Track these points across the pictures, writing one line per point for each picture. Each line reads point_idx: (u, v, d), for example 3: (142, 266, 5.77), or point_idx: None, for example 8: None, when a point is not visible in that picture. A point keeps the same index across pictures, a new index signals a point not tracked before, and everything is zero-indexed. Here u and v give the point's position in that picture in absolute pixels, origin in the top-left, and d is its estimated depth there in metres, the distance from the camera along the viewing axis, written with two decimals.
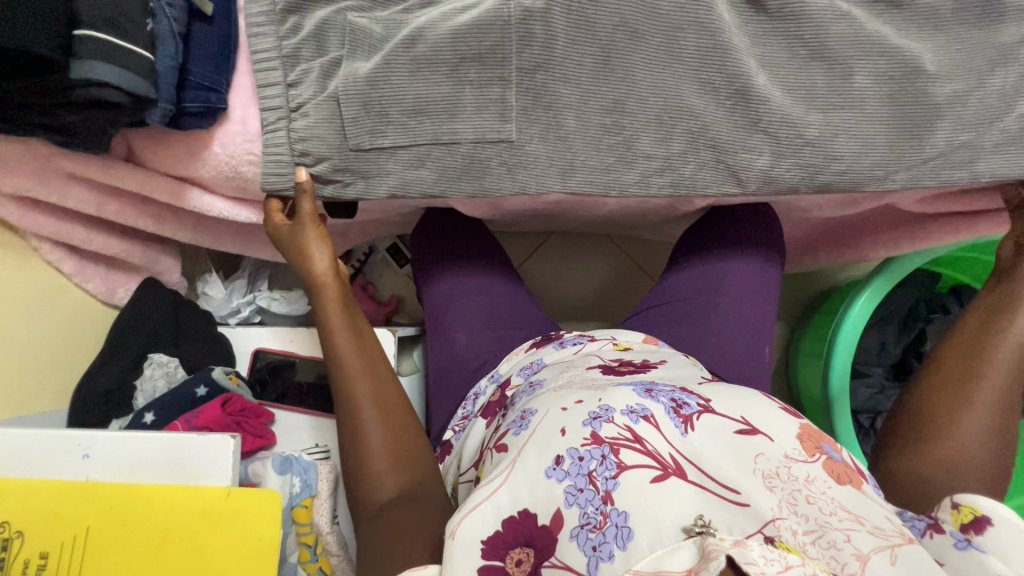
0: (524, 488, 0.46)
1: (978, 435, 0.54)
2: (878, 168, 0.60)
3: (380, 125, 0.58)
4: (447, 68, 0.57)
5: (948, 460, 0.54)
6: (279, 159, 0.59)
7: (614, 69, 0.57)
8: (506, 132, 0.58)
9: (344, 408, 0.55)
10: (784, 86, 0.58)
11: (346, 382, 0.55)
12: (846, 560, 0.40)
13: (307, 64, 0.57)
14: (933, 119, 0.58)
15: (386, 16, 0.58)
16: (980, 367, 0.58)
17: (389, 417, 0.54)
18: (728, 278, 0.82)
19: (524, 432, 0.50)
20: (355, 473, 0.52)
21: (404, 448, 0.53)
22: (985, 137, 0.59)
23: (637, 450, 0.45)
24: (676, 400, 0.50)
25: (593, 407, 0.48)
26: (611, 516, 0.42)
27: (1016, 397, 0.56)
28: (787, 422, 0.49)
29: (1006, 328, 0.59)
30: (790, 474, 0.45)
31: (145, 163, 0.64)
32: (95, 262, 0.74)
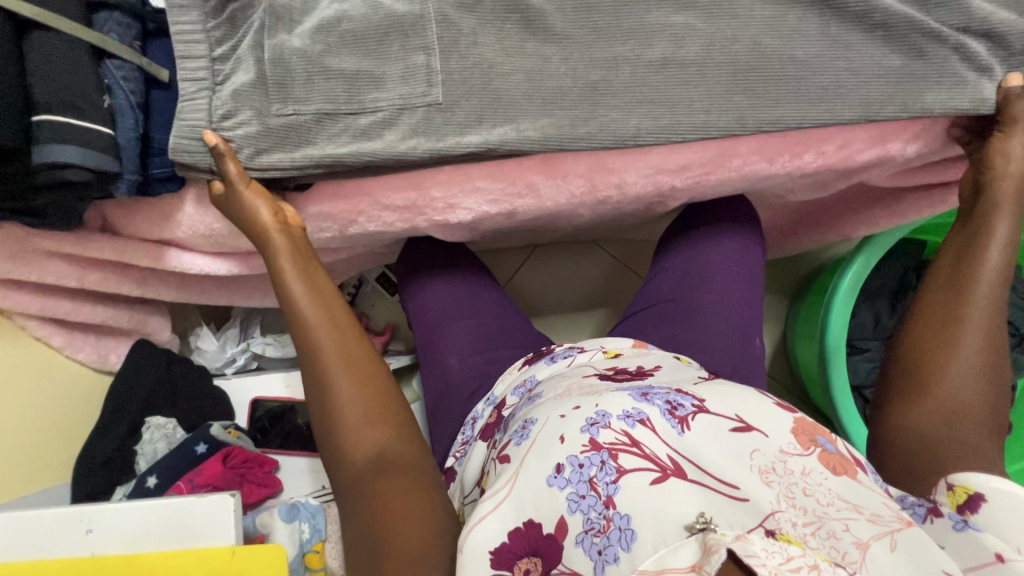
0: (528, 498, 0.45)
1: (970, 373, 0.52)
2: (869, 108, 0.57)
3: (317, 85, 0.58)
4: (371, 43, 0.58)
5: (952, 397, 0.51)
6: (195, 125, 0.56)
7: (567, 89, 0.58)
8: (434, 95, 0.58)
9: (313, 368, 0.54)
10: (743, 87, 0.57)
11: (314, 347, 0.54)
12: (846, 548, 0.40)
13: (240, 35, 0.58)
14: (918, 84, 0.56)
15: (311, 29, 0.58)
16: (968, 300, 0.55)
17: (359, 372, 0.53)
18: (713, 274, 0.81)
19: (525, 442, 0.49)
20: (334, 437, 0.51)
21: (376, 408, 0.52)
22: (960, 100, 0.56)
23: (635, 454, 0.45)
24: (672, 401, 0.49)
25: (589, 413, 0.48)
26: (615, 520, 0.42)
27: (1002, 324, 0.54)
28: (781, 418, 0.49)
29: (980, 258, 0.56)
30: (785, 469, 0.45)
31: (122, 231, 0.65)
32: (84, 332, 0.74)
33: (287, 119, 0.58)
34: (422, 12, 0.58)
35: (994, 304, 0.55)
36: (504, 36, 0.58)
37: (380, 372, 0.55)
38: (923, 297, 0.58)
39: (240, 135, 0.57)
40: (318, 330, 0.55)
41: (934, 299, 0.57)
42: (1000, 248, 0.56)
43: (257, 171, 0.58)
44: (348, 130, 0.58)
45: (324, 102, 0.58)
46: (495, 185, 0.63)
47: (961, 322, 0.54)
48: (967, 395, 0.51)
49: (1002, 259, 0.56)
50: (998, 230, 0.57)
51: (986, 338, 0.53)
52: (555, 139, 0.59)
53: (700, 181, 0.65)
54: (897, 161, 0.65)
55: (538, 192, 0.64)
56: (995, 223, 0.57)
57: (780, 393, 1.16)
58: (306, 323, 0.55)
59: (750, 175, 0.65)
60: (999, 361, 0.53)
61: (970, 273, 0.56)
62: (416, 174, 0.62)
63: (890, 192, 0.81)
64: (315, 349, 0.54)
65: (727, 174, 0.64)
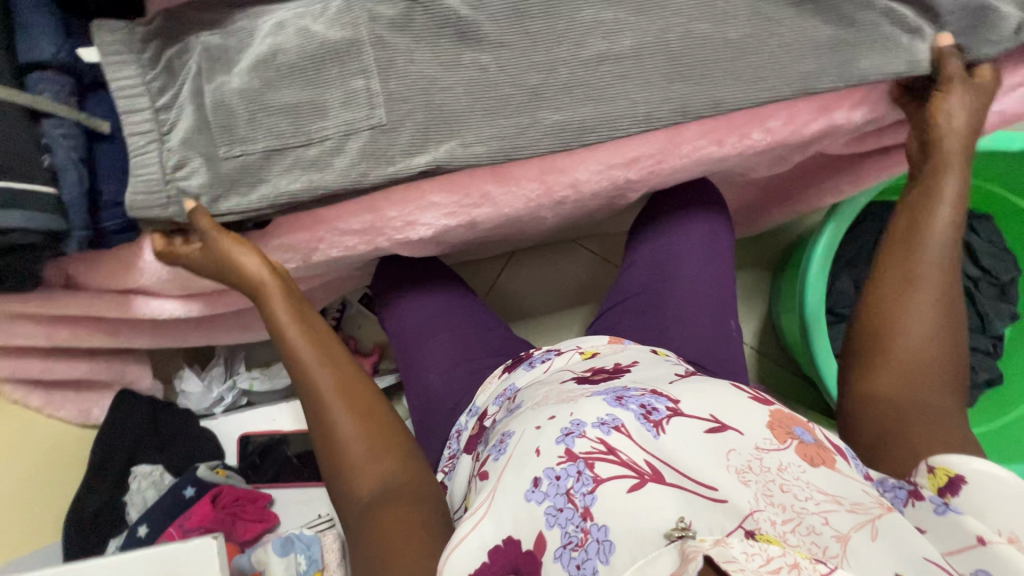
0: (506, 515, 0.45)
1: (928, 336, 0.53)
2: (807, 81, 0.57)
3: (261, 122, 0.58)
4: (310, 72, 0.58)
5: (912, 360, 0.52)
6: (149, 179, 0.56)
7: (509, 96, 0.58)
8: (378, 117, 0.58)
9: (314, 410, 0.55)
10: (680, 75, 0.57)
11: (312, 389, 0.55)
12: (827, 543, 0.40)
13: (180, 81, 0.58)
14: (854, 52, 0.56)
15: (249, 65, 0.58)
16: (918, 267, 0.55)
17: (358, 409, 0.55)
18: (682, 261, 0.81)
19: (502, 457, 0.49)
20: (340, 475, 0.52)
21: (379, 446, 0.53)
22: (895, 61, 0.56)
23: (612, 461, 0.44)
24: (646, 405, 0.48)
25: (564, 422, 0.47)
26: (592, 532, 0.42)
27: (954, 281, 0.55)
28: (757, 413, 0.49)
29: (929, 222, 0.56)
30: (762, 466, 0.45)
31: (84, 285, 0.65)
32: (62, 390, 0.74)
33: (237, 160, 0.58)
34: (356, 36, 0.58)
35: (945, 260, 0.55)
36: (440, 51, 0.58)
37: (381, 410, 0.56)
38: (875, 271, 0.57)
39: (195, 183, 0.57)
40: (316, 372, 0.56)
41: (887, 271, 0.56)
42: (950, 203, 0.56)
43: (218, 217, 0.59)
44: (298, 162, 0.58)
45: (271, 138, 0.58)
46: (450, 198, 0.63)
47: (915, 289, 0.54)
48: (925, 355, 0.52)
49: (952, 214, 0.56)
50: (948, 186, 0.57)
51: (939, 300, 0.54)
52: (501, 146, 0.59)
53: (653, 170, 0.65)
54: (848, 130, 0.65)
55: (494, 200, 0.64)
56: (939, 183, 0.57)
57: (771, 369, 1.16)
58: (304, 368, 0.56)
59: (702, 159, 0.65)
60: (954, 317, 0.54)
61: (921, 232, 0.56)
62: (370, 196, 0.62)
63: (850, 158, 0.81)
64: (314, 391, 0.55)
65: (678, 160, 0.64)
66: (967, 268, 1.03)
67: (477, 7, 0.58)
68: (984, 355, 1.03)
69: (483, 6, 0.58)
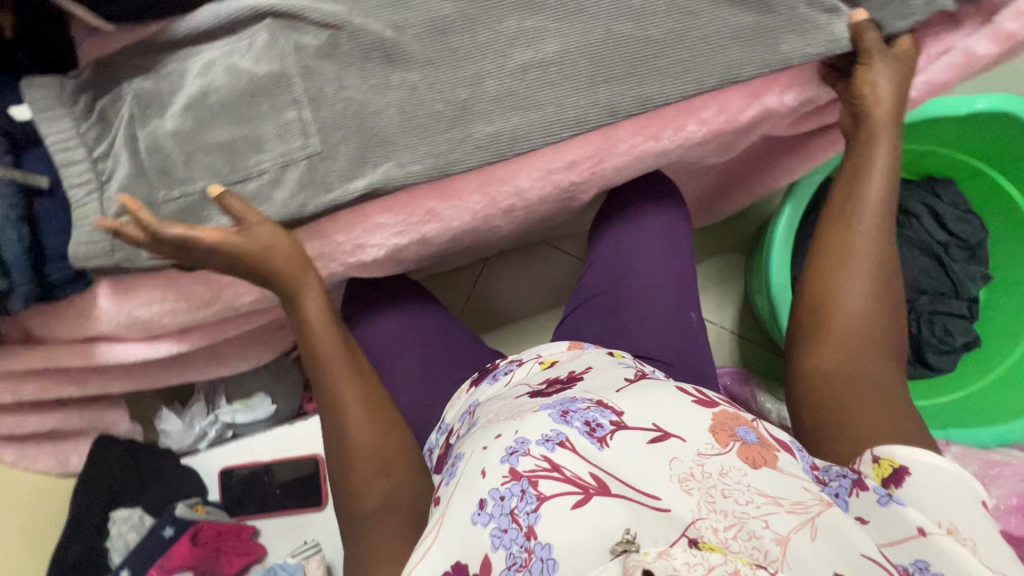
0: (454, 540, 0.45)
1: (865, 312, 0.54)
2: (731, 71, 0.57)
3: (198, 163, 0.58)
4: (242, 108, 0.59)
5: (853, 340, 0.53)
6: (90, 229, 0.57)
7: (440, 113, 0.59)
8: (313, 145, 0.59)
9: (329, 414, 0.56)
10: (605, 77, 0.58)
11: (329, 393, 0.56)
12: (768, 547, 0.40)
13: (114, 130, 0.59)
14: (773, 36, 0.57)
15: (181, 106, 0.59)
16: (852, 252, 0.55)
17: (373, 419, 0.55)
18: (641, 258, 0.82)
19: (452, 481, 0.50)
20: (346, 482, 0.54)
21: (388, 463, 0.54)
22: (813, 43, 0.57)
23: (556, 478, 0.44)
24: (591, 420, 0.48)
25: (509, 441, 0.48)
26: (536, 551, 0.42)
27: (891, 254, 0.56)
28: (699, 416, 0.49)
29: (860, 204, 0.57)
30: (703, 472, 0.45)
31: (44, 338, 0.66)
32: (36, 443, 0.76)
33: (178, 201, 0.58)
34: (284, 69, 0.58)
35: (881, 235, 0.56)
36: (369, 75, 0.59)
37: (394, 430, 0.56)
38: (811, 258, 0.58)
39: None
40: (335, 376, 0.57)
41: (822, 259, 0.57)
42: (882, 175, 0.57)
43: (163, 260, 0.59)
44: (239, 198, 0.59)
45: (209, 176, 0.58)
46: (395, 218, 0.64)
47: (849, 276, 0.55)
48: (863, 332, 0.53)
49: (883, 187, 0.57)
50: (878, 159, 0.57)
51: (873, 285, 0.54)
52: (437, 164, 0.59)
53: (595, 171, 0.66)
54: (783, 112, 0.66)
55: (439, 216, 0.65)
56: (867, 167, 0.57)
57: (752, 352, 1.16)
58: (325, 368, 0.57)
59: (641, 156, 0.65)
60: (891, 291, 0.55)
61: (855, 208, 0.56)
62: (314, 224, 0.63)
63: (798, 138, 0.81)
64: (332, 395, 0.56)
65: (618, 159, 0.65)
66: (934, 232, 1.03)
67: (400, 29, 0.58)
68: (960, 318, 1.02)
69: (406, 27, 0.58)
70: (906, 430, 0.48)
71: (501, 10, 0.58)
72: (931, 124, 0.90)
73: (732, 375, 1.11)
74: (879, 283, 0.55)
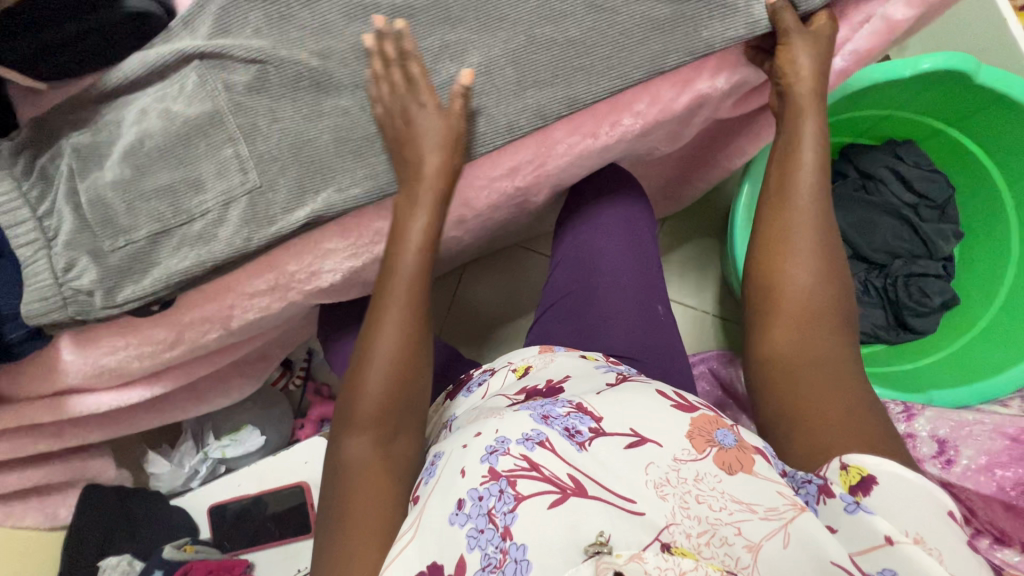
0: (431, 541, 0.43)
1: (812, 290, 0.54)
2: (656, 62, 0.58)
3: (140, 210, 0.59)
4: (179, 151, 0.59)
5: (802, 320, 0.53)
6: (43, 286, 0.57)
7: (375, 135, 0.59)
8: (252, 180, 0.59)
9: (365, 332, 0.55)
10: (532, 82, 0.58)
11: (377, 315, 0.55)
12: (738, 554, 0.39)
13: (55, 187, 0.60)
14: (692, 24, 0.57)
15: (120, 156, 0.60)
16: (790, 242, 0.55)
17: (403, 359, 0.53)
18: (603, 255, 0.81)
19: (430, 481, 0.48)
20: (352, 403, 0.53)
21: (401, 405, 0.53)
22: (734, 26, 0.58)
23: (534, 478, 0.42)
24: (571, 426, 0.45)
25: (489, 440, 0.45)
26: (511, 552, 0.39)
27: (829, 228, 0.56)
28: (679, 419, 0.47)
29: (795, 180, 0.57)
30: (679, 477, 0.42)
31: (16, 396, 0.68)
32: (23, 499, 0.77)
33: (125, 249, 0.59)
34: (216, 108, 0.59)
35: (818, 208, 0.56)
36: (301, 104, 0.59)
37: (421, 379, 0.55)
38: (751, 252, 0.58)
39: (88, 281, 0.58)
40: (394, 301, 0.55)
41: (760, 252, 0.57)
42: (812, 148, 0.57)
43: (118, 308, 0.59)
44: (186, 239, 0.59)
45: (154, 221, 0.59)
46: (344, 242, 0.64)
47: (790, 266, 0.55)
48: (812, 310, 0.53)
49: (816, 158, 0.57)
50: (805, 131, 0.57)
51: (814, 275, 0.54)
52: (378, 184, 0.60)
53: (539, 174, 0.66)
54: (719, 96, 0.66)
55: None
56: (798, 155, 0.57)
57: (735, 333, 1.16)
58: (387, 289, 0.55)
59: (583, 155, 0.65)
60: (835, 265, 0.55)
61: (786, 187, 0.57)
62: (264, 255, 0.63)
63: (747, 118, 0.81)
64: (378, 317, 0.55)
65: (560, 160, 0.65)
66: (901, 194, 1.03)
67: (327, 55, 0.59)
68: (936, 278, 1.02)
69: (332, 53, 0.58)
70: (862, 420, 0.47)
71: (425, 28, 0.58)
72: (881, 88, 0.90)
73: (716, 358, 1.10)
74: (822, 258, 0.55)
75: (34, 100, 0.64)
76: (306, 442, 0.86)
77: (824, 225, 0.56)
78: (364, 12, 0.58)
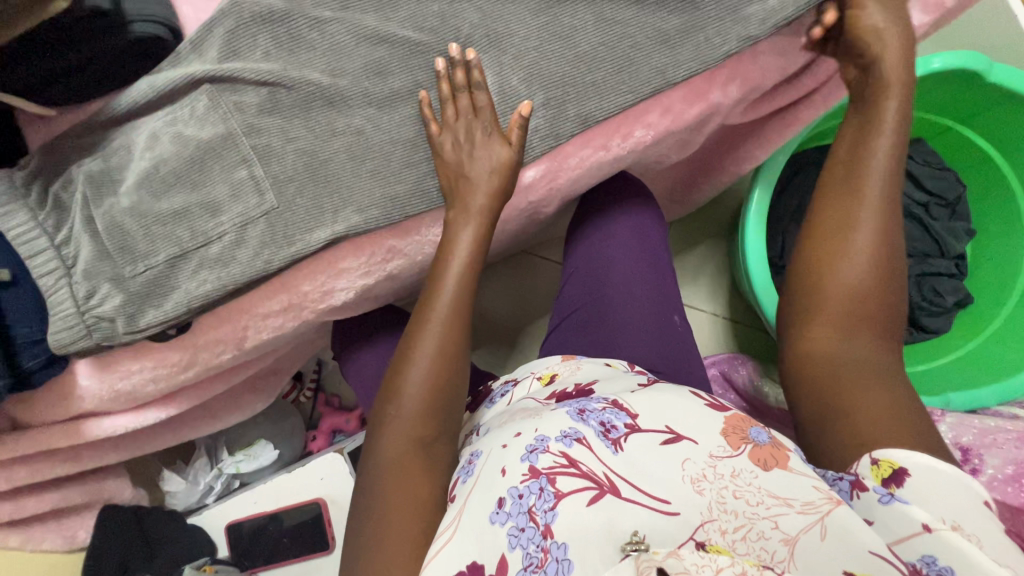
0: (471, 541, 0.43)
1: (869, 282, 0.52)
2: (668, 74, 0.58)
3: (158, 235, 0.58)
4: (194, 174, 0.59)
5: (855, 317, 0.52)
6: (64, 315, 0.57)
7: (389, 154, 0.59)
8: (269, 201, 0.58)
9: (418, 313, 0.57)
10: (544, 98, 0.58)
11: (430, 297, 0.57)
12: (775, 547, 0.38)
13: (70, 214, 0.59)
14: (704, 36, 0.57)
15: (135, 180, 0.59)
16: (853, 239, 0.54)
17: (449, 342, 0.56)
18: (616, 264, 0.81)
19: (469, 480, 0.48)
20: (396, 376, 0.55)
21: (444, 385, 0.55)
22: (746, 31, 0.57)
23: (573, 474, 0.42)
24: (606, 421, 0.46)
25: (529, 439, 0.46)
26: (552, 551, 0.40)
27: (896, 223, 0.54)
28: (709, 419, 0.46)
29: (871, 160, 0.55)
30: (716, 473, 0.42)
31: (34, 421, 0.68)
32: (42, 522, 0.77)
33: (145, 275, 0.58)
34: (229, 130, 0.58)
35: (888, 202, 0.54)
36: (312, 124, 0.59)
37: (461, 382, 0.56)
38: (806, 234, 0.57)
39: (109, 308, 0.57)
40: (445, 288, 0.57)
41: (813, 254, 0.55)
42: (890, 136, 0.55)
43: (140, 333, 0.59)
44: (205, 262, 0.58)
45: (172, 245, 0.58)
46: (358, 260, 0.62)
47: (851, 257, 0.53)
48: (868, 307, 0.52)
49: (890, 144, 0.55)
50: (888, 115, 0.55)
51: (871, 280, 0.52)
52: (393, 203, 0.59)
53: (552, 189, 0.65)
54: (731, 104, 0.65)
55: (403, 253, 0.64)
56: (874, 146, 0.55)
57: (746, 335, 1.16)
58: (442, 274, 0.58)
59: (595, 168, 0.65)
60: (894, 263, 0.53)
61: (863, 173, 0.55)
62: (277, 277, 0.62)
63: (758, 122, 0.81)
64: (432, 298, 0.57)
65: (573, 174, 0.64)
66: (911, 192, 1.02)
67: (338, 75, 0.58)
68: (948, 276, 1.01)
69: (343, 73, 0.58)
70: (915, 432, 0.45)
71: (435, 46, 0.58)
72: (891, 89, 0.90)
73: (727, 361, 1.10)
74: (883, 253, 0.53)
75: (42, 126, 0.64)
76: (320, 459, 0.86)
77: (891, 232, 0.54)
78: (374, 32, 0.58)
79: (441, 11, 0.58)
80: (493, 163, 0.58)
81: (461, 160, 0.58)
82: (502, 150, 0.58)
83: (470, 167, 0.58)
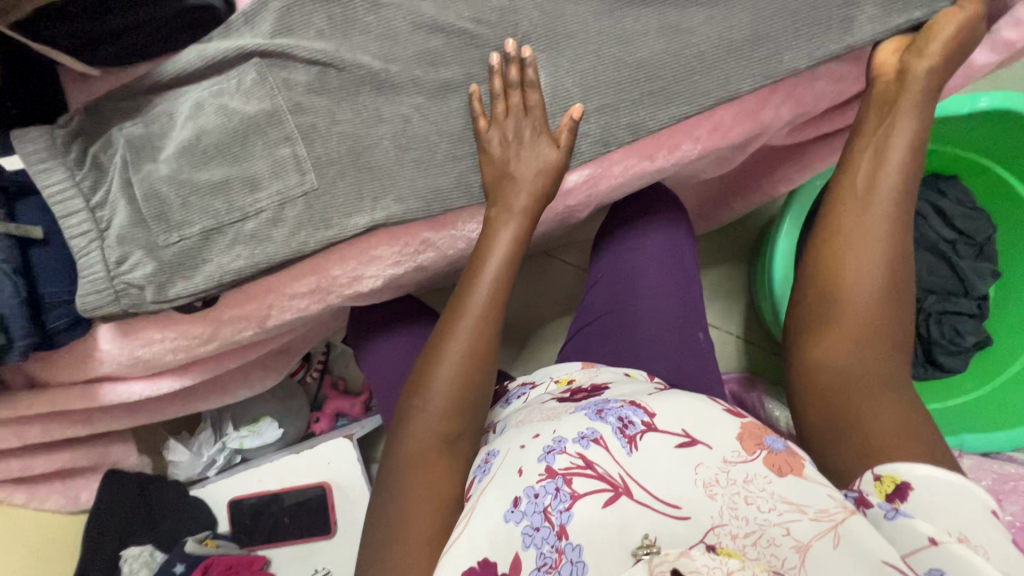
0: (482, 536, 0.43)
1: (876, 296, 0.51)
2: (722, 91, 0.57)
3: (194, 206, 0.58)
4: (234, 148, 0.58)
5: (866, 331, 0.51)
6: (93, 279, 0.56)
7: (434, 145, 0.59)
8: (309, 182, 0.57)
9: (452, 305, 0.57)
10: (595, 105, 0.58)
11: (466, 290, 0.57)
12: (785, 554, 0.36)
13: (109, 176, 0.59)
14: (762, 56, 0.57)
15: (175, 149, 0.59)
16: (861, 252, 0.53)
17: (483, 338, 0.55)
18: (642, 275, 0.81)
19: (485, 478, 0.47)
20: (425, 367, 0.55)
21: (473, 381, 0.54)
22: (804, 55, 0.57)
23: (589, 475, 0.42)
24: (624, 418, 0.46)
25: (547, 440, 0.45)
26: (567, 552, 0.39)
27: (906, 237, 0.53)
28: (724, 425, 0.45)
29: (881, 173, 0.54)
30: (728, 478, 0.41)
31: (51, 381, 0.68)
32: (47, 481, 0.77)
33: (178, 245, 0.58)
34: (275, 106, 0.58)
35: (901, 214, 0.53)
36: (359, 108, 0.58)
37: (488, 382, 0.56)
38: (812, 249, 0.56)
39: (139, 276, 0.57)
40: (480, 282, 0.57)
41: (822, 266, 0.54)
42: (906, 146, 0.54)
43: (169, 303, 0.58)
44: (238, 239, 0.58)
45: (206, 217, 0.58)
46: (392, 249, 0.62)
47: (861, 271, 0.52)
48: (894, 328, 0.51)
49: (905, 153, 0.54)
50: (908, 126, 0.54)
51: (885, 295, 0.52)
52: (433, 195, 0.59)
53: (591, 194, 0.64)
54: (779, 126, 0.64)
55: (436, 246, 0.63)
56: (883, 158, 0.54)
57: (757, 355, 1.15)
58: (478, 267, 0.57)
59: (637, 178, 0.64)
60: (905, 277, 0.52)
61: (878, 184, 0.54)
62: (309, 260, 0.61)
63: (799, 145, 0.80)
64: (467, 292, 0.57)
65: (614, 182, 0.63)
66: (942, 230, 1.00)
67: (390, 60, 0.58)
68: (969, 317, 1.00)
69: (395, 59, 0.58)
70: (925, 445, 0.43)
71: (491, 40, 0.57)
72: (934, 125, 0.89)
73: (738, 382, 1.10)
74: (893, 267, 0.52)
75: (87, 86, 0.64)
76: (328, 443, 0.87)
77: (902, 245, 0.53)
78: (430, 20, 0.57)
79: (501, 5, 0.57)
80: (537, 160, 0.57)
81: (501, 154, 0.58)
82: (543, 151, 0.57)
83: (500, 157, 0.58)
